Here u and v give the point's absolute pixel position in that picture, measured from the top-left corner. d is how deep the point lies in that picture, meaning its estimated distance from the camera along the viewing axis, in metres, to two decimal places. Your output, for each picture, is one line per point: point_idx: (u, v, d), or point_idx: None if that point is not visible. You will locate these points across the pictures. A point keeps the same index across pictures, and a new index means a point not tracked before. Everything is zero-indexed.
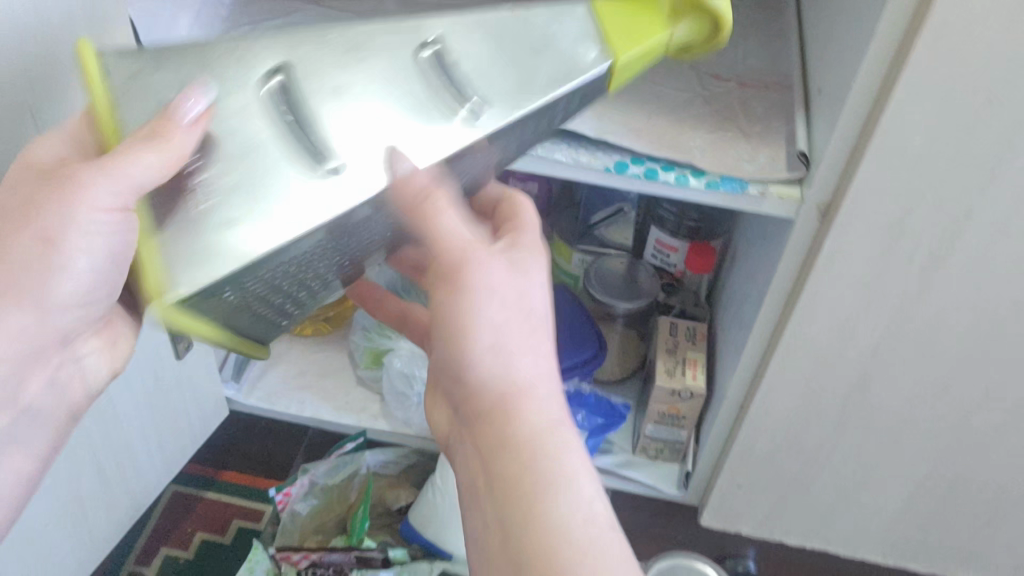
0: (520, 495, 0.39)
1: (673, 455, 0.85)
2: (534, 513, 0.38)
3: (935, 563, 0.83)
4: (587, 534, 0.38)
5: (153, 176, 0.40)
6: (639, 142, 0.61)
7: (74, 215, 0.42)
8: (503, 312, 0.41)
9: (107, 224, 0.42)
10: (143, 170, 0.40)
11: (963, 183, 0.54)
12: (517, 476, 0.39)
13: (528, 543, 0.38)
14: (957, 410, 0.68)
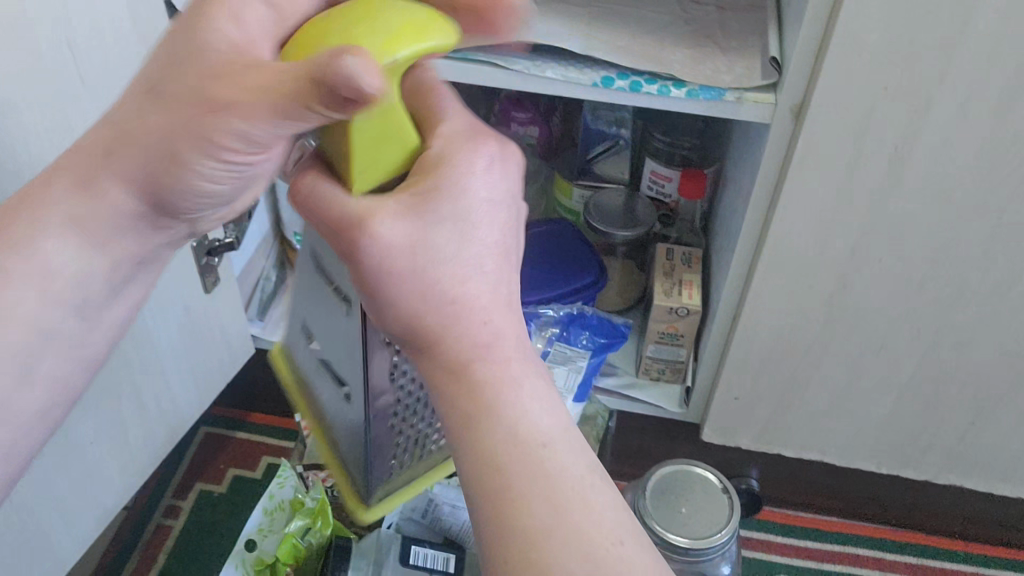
0: (458, 447, 0.39)
1: (674, 375, 0.92)
2: (472, 465, 0.38)
3: (926, 466, 0.87)
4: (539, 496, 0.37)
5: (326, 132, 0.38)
6: (623, 58, 0.68)
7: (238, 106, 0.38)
8: (410, 268, 0.39)
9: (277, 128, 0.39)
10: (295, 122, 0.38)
11: (921, 77, 0.58)
12: (455, 429, 0.39)
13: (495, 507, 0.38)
14: (933, 306, 0.72)
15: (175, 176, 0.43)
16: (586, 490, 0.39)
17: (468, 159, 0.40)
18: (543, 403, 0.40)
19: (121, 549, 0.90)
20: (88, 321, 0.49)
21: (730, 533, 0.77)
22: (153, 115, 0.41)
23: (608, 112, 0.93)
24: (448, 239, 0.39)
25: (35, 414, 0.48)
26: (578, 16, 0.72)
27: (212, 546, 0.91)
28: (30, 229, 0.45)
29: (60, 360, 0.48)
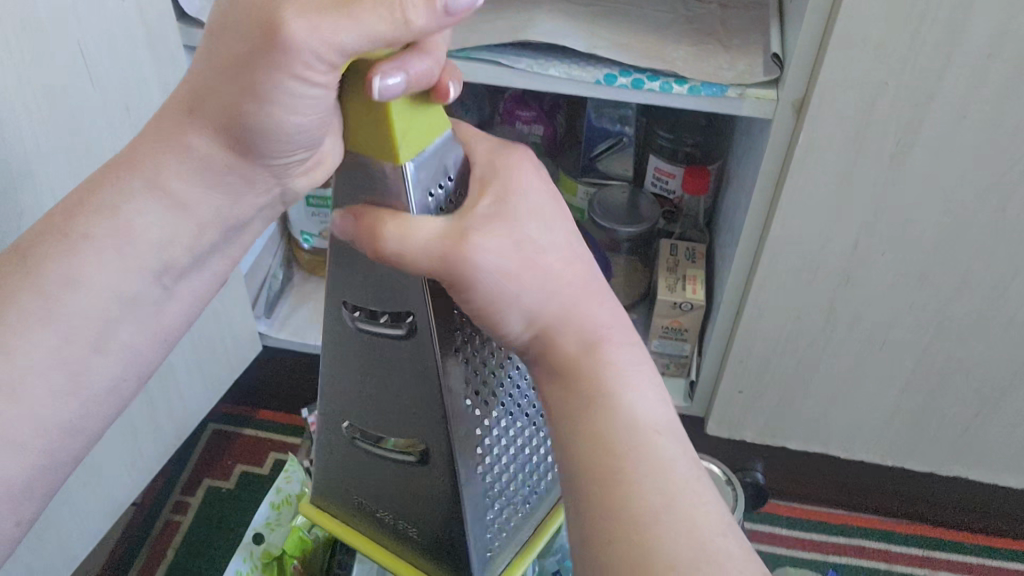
0: (565, 449, 0.38)
1: (678, 369, 0.93)
2: (582, 469, 0.37)
3: (929, 458, 0.88)
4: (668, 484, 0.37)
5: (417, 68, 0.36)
6: (626, 55, 0.69)
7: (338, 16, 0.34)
8: (514, 272, 0.40)
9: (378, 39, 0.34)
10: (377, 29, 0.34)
11: (923, 70, 0.59)
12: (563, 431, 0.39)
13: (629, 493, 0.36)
14: (935, 299, 0.73)
15: (254, 114, 0.38)
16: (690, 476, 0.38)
17: (529, 169, 0.43)
18: (642, 397, 0.40)
19: (131, 545, 0.91)
20: (165, 288, 0.45)
21: (733, 525, 0.77)
22: (230, 46, 0.36)
23: (611, 110, 0.93)
24: (540, 244, 0.41)
25: (108, 389, 0.44)
26: (582, 13, 0.73)
27: (221, 541, 0.92)
28: (116, 189, 0.42)
29: (138, 329, 0.45)
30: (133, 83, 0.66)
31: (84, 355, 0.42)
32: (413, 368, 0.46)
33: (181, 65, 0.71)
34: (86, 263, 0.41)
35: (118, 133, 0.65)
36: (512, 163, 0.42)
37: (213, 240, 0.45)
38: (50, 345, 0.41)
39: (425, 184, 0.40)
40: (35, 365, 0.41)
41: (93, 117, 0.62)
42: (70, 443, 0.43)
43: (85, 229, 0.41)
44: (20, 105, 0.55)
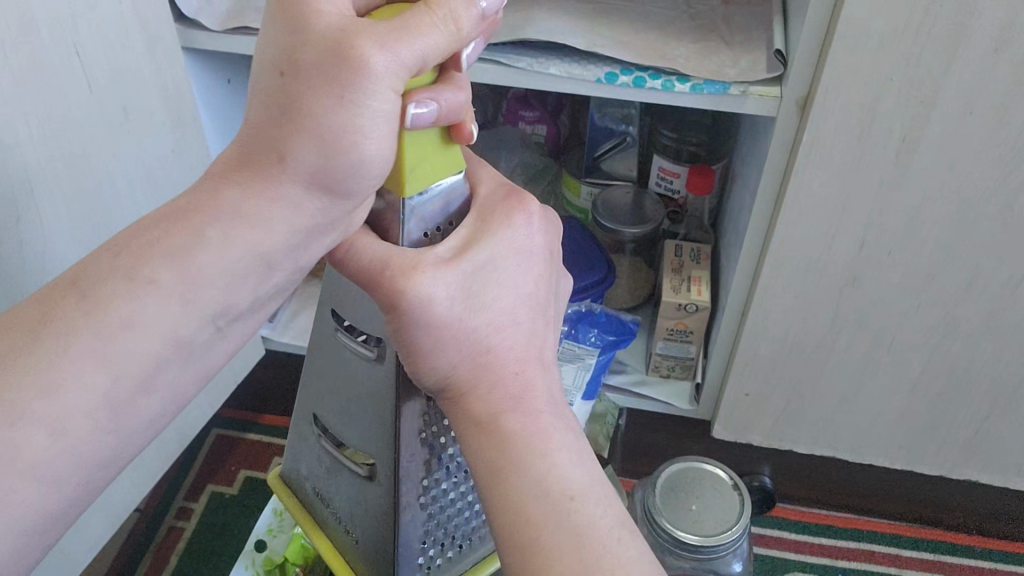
0: (489, 489, 0.42)
1: (684, 372, 0.92)
2: (503, 511, 0.41)
3: (939, 462, 0.86)
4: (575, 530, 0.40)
5: (454, 101, 0.40)
6: (627, 53, 0.68)
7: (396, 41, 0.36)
8: (454, 323, 0.42)
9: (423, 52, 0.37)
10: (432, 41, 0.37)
11: (929, 65, 0.57)
12: (489, 472, 0.42)
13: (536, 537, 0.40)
14: (944, 300, 0.71)
15: (341, 139, 0.37)
16: (614, 536, 0.40)
17: (518, 221, 0.44)
18: (572, 451, 0.43)
19: (134, 551, 0.91)
20: (220, 330, 0.42)
21: (741, 530, 0.76)
22: (295, 87, 0.37)
23: (615, 109, 0.93)
24: (493, 296, 0.43)
25: (149, 432, 0.41)
26: (584, 11, 0.72)
27: (224, 546, 0.91)
28: (186, 239, 0.39)
29: (189, 371, 0.42)
30: (132, 85, 0.65)
31: (133, 398, 0.39)
32: (379, 394, 0.51)
33: (180, 66, 0.71)
34: (142, 309, 0.38)
35: (117, 135, 0.64)
36: (501, 215, 0.44)
37: (274, 280, 0.42)
38: (101, 388, 0.38)
39: (425, 215, 0.44)
40: (86, 406, 0.37)
41: (91, 119, 0.61)
42: (100, 486, 0.40)
43: (151, 270, 0.38)
44: (15, 106, 0.54)
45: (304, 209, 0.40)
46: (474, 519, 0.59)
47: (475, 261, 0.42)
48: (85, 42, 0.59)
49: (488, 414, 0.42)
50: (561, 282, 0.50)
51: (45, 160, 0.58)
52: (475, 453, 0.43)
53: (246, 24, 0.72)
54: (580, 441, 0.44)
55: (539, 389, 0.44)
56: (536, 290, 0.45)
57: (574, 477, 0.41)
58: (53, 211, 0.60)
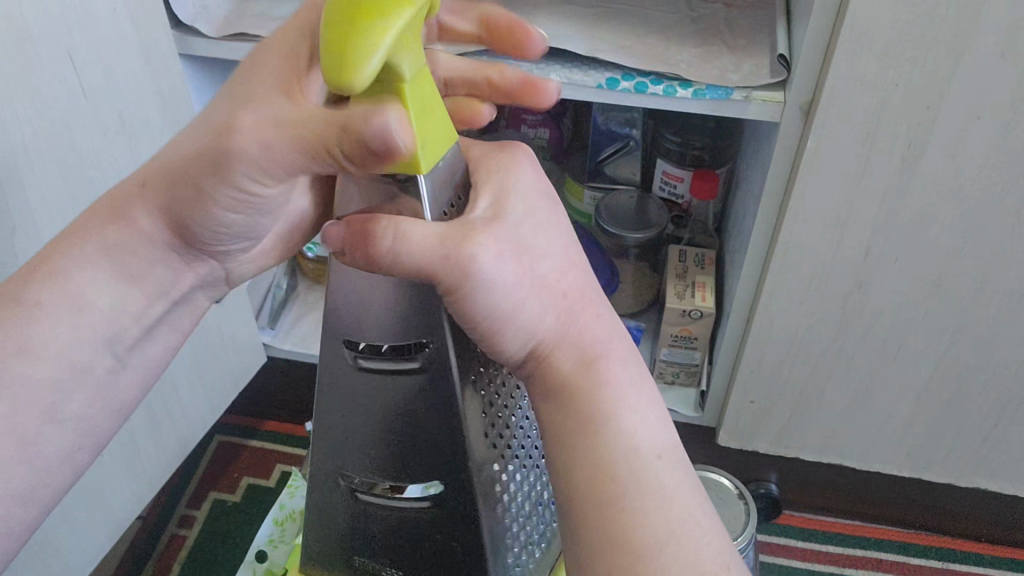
0: (577, 469, 0.38)
1: (689, 378, 0.91)
2: (596, 488, 0.38)
3: (949, 469, 0.85)
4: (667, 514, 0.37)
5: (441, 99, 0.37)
6: (628, 59, 0.67)
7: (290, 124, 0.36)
8: (526, 285, 0.38)
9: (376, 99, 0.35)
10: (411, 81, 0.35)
11: (934, 69, 0.56)
12: (569, 445, 0.39)
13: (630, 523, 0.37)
14: (953, 307, 0.70)
15: (232, 183, 0.38)
16: (697, 499, 0.39)
17: (523, 166, 0.41)
18: (647, 401, 0.40)
19: (135, 559, 0.90)
20: (117, 358, 0.46)
21: (746, 540, 0.75)
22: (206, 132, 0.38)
23: (618, 112, 0.91)
24: (553, 248, 0.40)
25: (60, 455, 0.45)
26: (584, 15, 0.71)
27: (226, 555, 0.91)
28: (96, 235, 0.44)
29: (92, 398, 0.46)
30: (129, 93, 0.65)
31: (39, 420, 0.44)
32: (411, 406, 0.44)
33: (178, 74, 0.70)
34: (40, 332, 0.43)
35: (113, 144, 0.64)
36: (503, 160, 0.41)
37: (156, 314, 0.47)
38: (1, 410, 0.42)
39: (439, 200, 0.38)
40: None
41: (86, 128, 0.61)
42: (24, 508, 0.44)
43: (35, 296, 0.43)
44: (9, 117, 0.54)
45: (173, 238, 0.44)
46: (536, 516, 0.51)
47: (524, 224, 0.39)
48: (79, 50, 0.59)
49: (570, 392, 0.39)
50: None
51: (41, 170, 0.58)
52: (554, 435, 0.39)
53: (243, 30, 0.71)
54: (651, 389, 0.41)
55: (603, 343, 0.41)
56: (573, 233, 0.42)
57: (657, 437, 0.40)
58: (49, 221, 0.59)
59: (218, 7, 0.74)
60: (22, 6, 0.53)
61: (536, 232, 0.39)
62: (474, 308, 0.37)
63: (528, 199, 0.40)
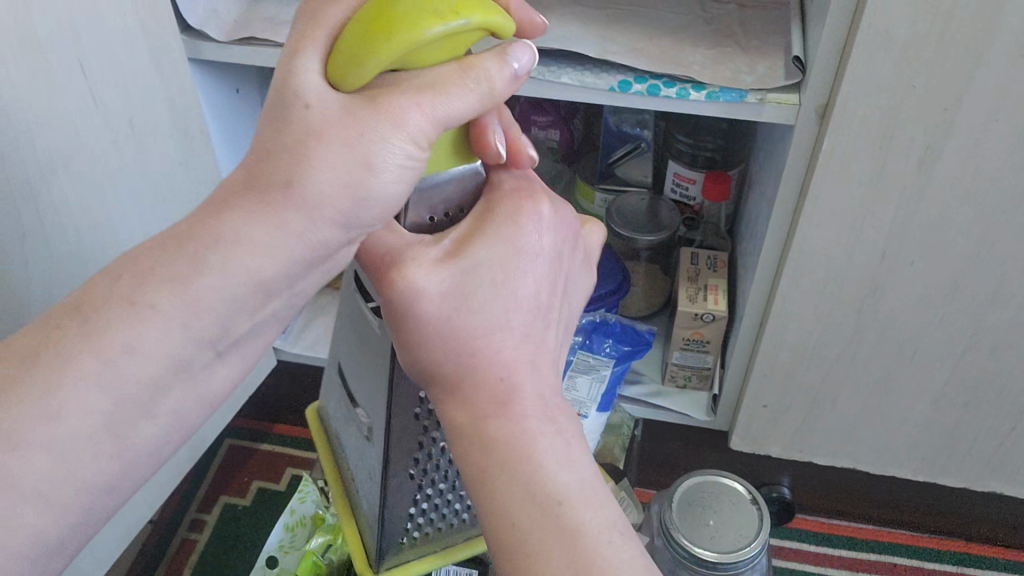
0: (482, 497, 0.40)
1: (701, 382, 0.90)
2: (493, 516, 0.40)
3: (965, 474, 0.84)
4: (563, 542, 0.38)
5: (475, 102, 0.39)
6: (641, 61, 0.66)
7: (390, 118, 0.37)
8: (446, 323, 0.41)
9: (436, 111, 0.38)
10: (462, 98, 0.39)
11: (953, 70, 0.55)
12: (477, 478, 0.40)
13: (525, 547, 0.38)
14: (971, 310, 0.69)
15: (361, 211, 0.39)
16: (604, 541, 0.38)
17: (525, 213, 0.43)
18: (563, 458, 0.40)
19: (146, 564, 0.90)
20: (217, 354, 0.41)
21: (760, 545, 0.75)
22: (284, 148, 0.37)
23: (630, 114, 0.92)
24: (494, 297, 0.42)
25: (149, 451, 0.41)
26: (597, 17, 0.71)
27: (236, 558, 0.90)
28: (188, 264, 0.38)
29: (186, 396, 0.41)
30: (140, 99, 0.64)
31: (132, 419, 0.39)
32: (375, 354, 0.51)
33: (188, 78, 0.70)
34: (144, 335, 0.38)
35: (123, 149, 0.63)
36: (507, 213, 0.43)
37: (273, 308, 0.42)
38: (100, 412, 0.38)
39: (425, 213, 0.45)
40: (78, 435, 0.37)
41: (97, 133, 0.60)
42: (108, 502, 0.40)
43: (150, 296, 0.37)
44: (20, 123, 0.53)
45: (318, 241, 0.39)
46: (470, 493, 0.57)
47: (474, 257, 0.41)
48: (89, 56, 0.58)
49: (472, 419, 0.41)
50: (574, 294, 0.48)
51: (51, 176, 0.57)
52: (463, 460, 0.41)
53: (253, 33, 0.71)
54: (577, 447, 0.41)
55: (534, 396, 0.41)
56: (541, 292, 0.43)
57: (566, 483, 0.39)
58: (58, 228, 0.59)
59: (227, 11, 0.74)
60: (32, 10, 0.53)
61: (486, 270, 0.42)
62: (395, 321, 0.41)
63: (493, 239, 0.42)
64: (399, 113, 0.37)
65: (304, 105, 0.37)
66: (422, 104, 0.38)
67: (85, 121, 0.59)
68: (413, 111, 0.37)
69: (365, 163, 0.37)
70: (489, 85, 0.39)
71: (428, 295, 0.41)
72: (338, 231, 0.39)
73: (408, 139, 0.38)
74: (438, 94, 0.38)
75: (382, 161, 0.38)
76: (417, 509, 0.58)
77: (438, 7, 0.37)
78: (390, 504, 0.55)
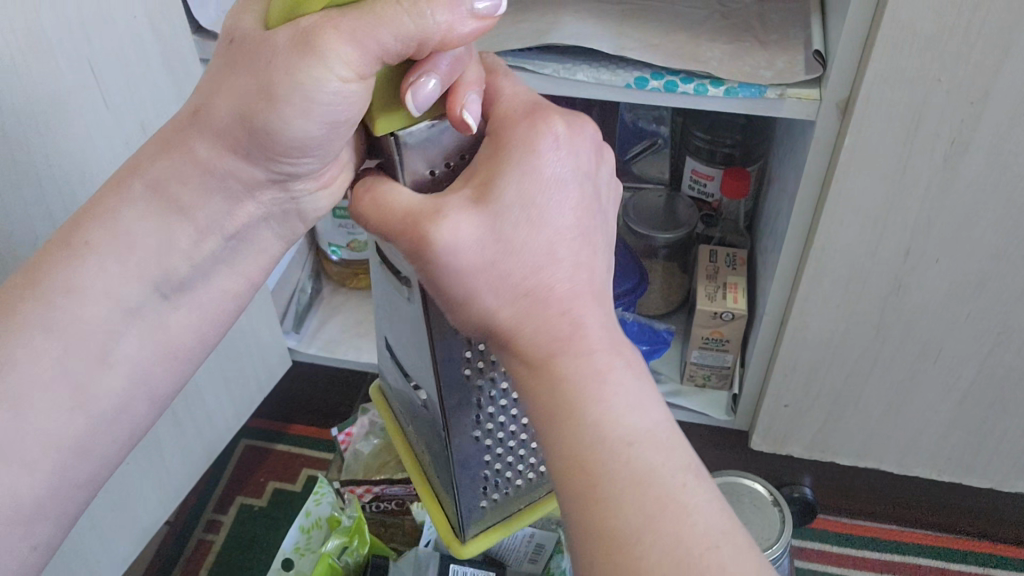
0: (553, 442, 0.38)
1: (721, 381, 0.89)
2: (570, 477, 0.37)
3: (990, 473, 0.82)
4: (637, 487, 0.36)
5: (417, 44, 0.37)
6: (658, 57, 0.65)
7: (307, 56, 0.37)
8: (489, 268, 0.39)
9: (362, 51, 0.37)
10: (394, 34, 0.36)
11: (981, 63, 0.54)
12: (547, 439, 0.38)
13: (603, 500, 0.36)
14: (998, 308, 0.68)
15: (273, 145, 0.40)
16: (678, 483, 0.36)
17: (546, 141, 0.40)
18: (635, 401, 0.38)
19: (163, 565, 0.90)
20: (166, 300, 0.47)
21: (781, 549, 0.73)
22: (212, 81, 0.40)
23: (645, 109, 0.93)
24: (533, 233, 0.39)
25: (115, 405, 0.45)
26: (612, 14, 0.70)
27: (254, 560, 0.90)
28: (116, 199, 0.44)
29: (142, 343, 0.46)
30: (152, 101, 0.64)
31: (85, 368, 0.44)
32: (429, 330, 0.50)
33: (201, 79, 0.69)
34: (83, 271, 0.43)
35: (136, 151, 0.63)
36: (522, 137, 0.40)
37: (210, 249, 0.46)
38: (52, 355, 0.43)
39: (422, 167, 0.43)
40: (38, 381, 0.42)
41: (106, 136, 0.60)
42: (80, 463, 0.45)
43: (85, 237, 0.43)
44: (27, 126, 0.53)
45: (234, 172, 0.43)
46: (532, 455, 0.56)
47: (508, 197, 0.39)
48: (100, 57, 0.58)
49: (536, 360, 0.39)
50: (613, 205, 0.45)
51: (63, 177, 0.57)
52: None
53: None
54: (638, 385, 0.39)
55: (592, 332, 0.39)
56: (578, 220, 0.40)
57: (635, 426, 0.37)
58: None
59: None
60: (41, 14, 0.52)
61: (519, 211, 0.39)
62: (429, 276, 0.40)
63: (527, 175, 0.39)
64: (317, 41, 0.36)
65: (230, 40, 0.40)
66: (341, 30, 0.36)
67: (97, 124, 0.59)
68: (337, 42, 0.36)
69: (268, 93, 0.38)
70: (430, 10, 0.36)
71: (461, 242, 0.38)
72: (256, 169, 0.43)
73: (332, 72, 0.37)
74: (369, 25, 0.36)
75: (286, 98, 0.38)
76: (505, 464, 0.56)
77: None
78: (462, 469, 0.54)
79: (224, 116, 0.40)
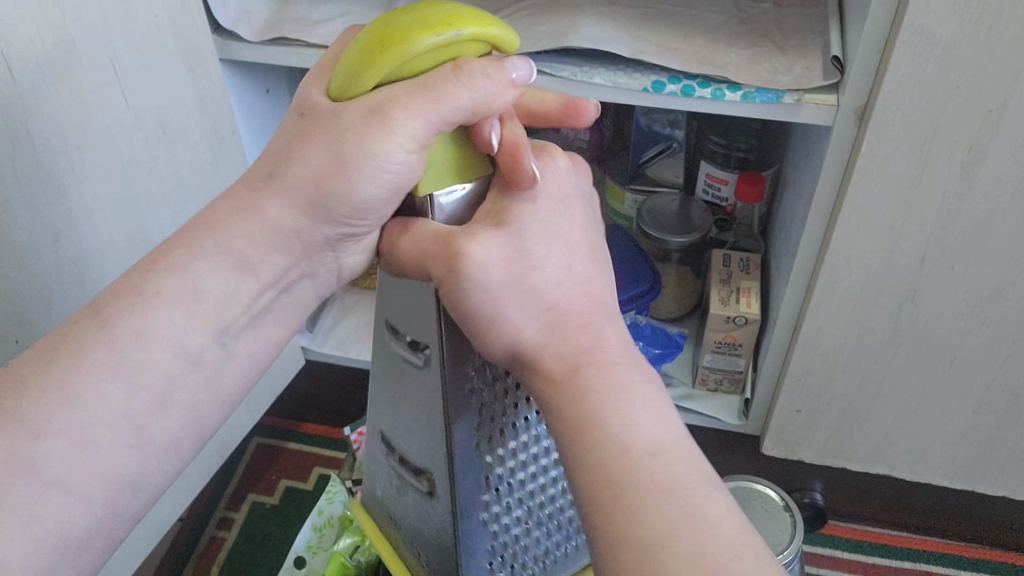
0: (573, 451, 0.38)
1: (733, 386, 0.89)
2: (587, 476, 0.37)
3: (1002, 481, 0.82)
4: (670, 485, 0.36)
5: (474, 103, 0.39)
6: (677, 62, 0.65)
7: (377, 125, 0.38)
8: (510, 292, 0.40)
9: (432, 122, 0.38)
10: (460, 101, 0.38)
11: (1000, 73, 0.54)
12: (569, 435, 0.38)
13: (625, 501, 0.35)
14: (1015, 316, 0.67)
15: (335, 210, 0.40)
16: (701, 494, 0.36)
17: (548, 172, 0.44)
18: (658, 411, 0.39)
19: (176, 560, 0.91)
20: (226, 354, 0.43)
21: (793, 553, 0.73)
22: (276, 154, 0.41)
23: (661, 114, 0.92)
24: (551, 260, 0.41)
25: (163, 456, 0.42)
26: (629, 17, 0.70)
27: (265, 557, 0.90)
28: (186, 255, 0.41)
29: (201, 399, 0.43)
30: (171, 99, 0.64)
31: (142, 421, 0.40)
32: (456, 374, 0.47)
33: (218, 78, 0.70)
34: (154, 319, 0.40)
35: (156, 150, 0.63)
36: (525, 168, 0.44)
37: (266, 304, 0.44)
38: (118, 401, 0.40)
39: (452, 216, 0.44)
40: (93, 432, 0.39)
41: (129, 135, 0.60)
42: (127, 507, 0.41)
43: (155, 286, 0.40)
44: (54, 126, 0.53)
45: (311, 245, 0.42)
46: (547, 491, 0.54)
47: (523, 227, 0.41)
48: (122, 55, 0.58)
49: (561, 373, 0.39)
50: None
51: (86, 176, 0.57)
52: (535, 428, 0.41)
53: (285, 34, 0.71)
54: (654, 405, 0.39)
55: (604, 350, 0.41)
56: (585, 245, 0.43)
57: (656, 434, 0.38)
58: (95, 229, 0.59)
59: (258, 12, 0.75)
60: (67, 17, 0.53)
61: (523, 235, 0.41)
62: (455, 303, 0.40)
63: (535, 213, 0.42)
64: (388, 113, 0.37)
65: (301, 114, 0.40)
66: (410, 105, 0.37)
67: (120, 122, 0.59)
68: (409, 116, 0.38)
69: (341, 162, 0.39)
70: (483, 82, 0.39)
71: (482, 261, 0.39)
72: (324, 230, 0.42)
73: (399, 145, 0.38)
74: (438, 100, 0.38)
75: (357, 168, 0.39)
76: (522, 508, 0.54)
77: (430, 21, 0.38)
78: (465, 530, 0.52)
79: (296, 180, 0.40)
